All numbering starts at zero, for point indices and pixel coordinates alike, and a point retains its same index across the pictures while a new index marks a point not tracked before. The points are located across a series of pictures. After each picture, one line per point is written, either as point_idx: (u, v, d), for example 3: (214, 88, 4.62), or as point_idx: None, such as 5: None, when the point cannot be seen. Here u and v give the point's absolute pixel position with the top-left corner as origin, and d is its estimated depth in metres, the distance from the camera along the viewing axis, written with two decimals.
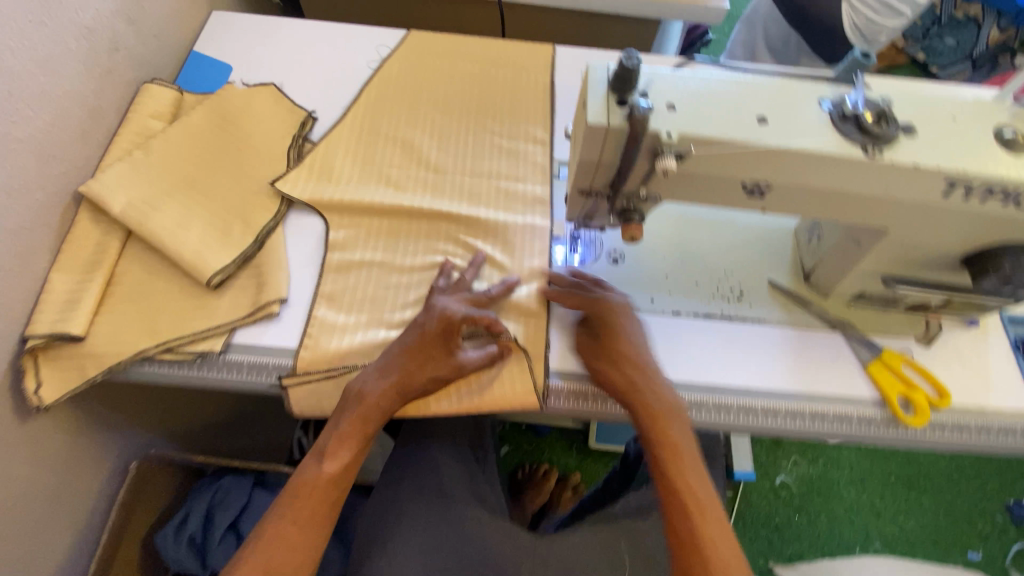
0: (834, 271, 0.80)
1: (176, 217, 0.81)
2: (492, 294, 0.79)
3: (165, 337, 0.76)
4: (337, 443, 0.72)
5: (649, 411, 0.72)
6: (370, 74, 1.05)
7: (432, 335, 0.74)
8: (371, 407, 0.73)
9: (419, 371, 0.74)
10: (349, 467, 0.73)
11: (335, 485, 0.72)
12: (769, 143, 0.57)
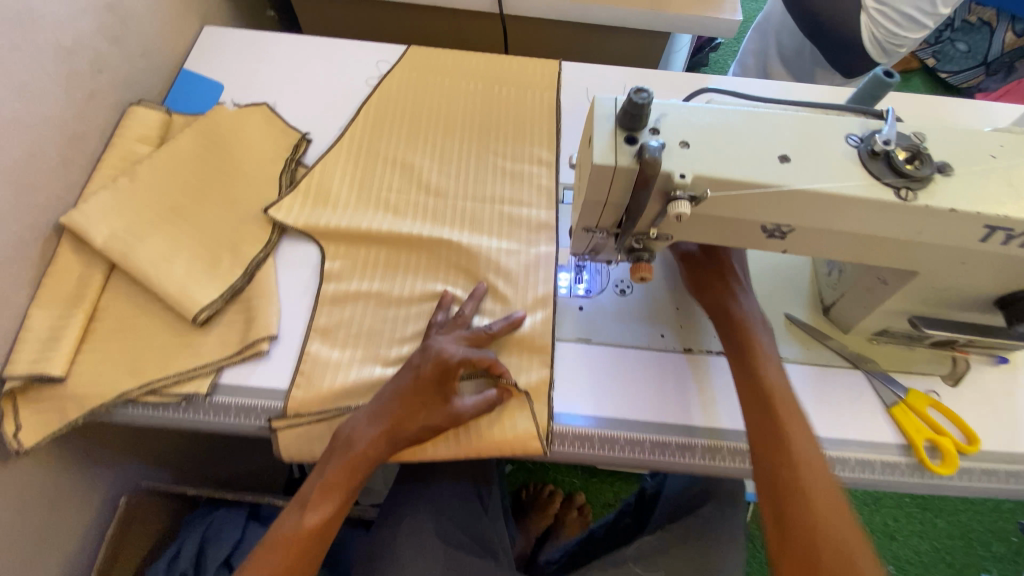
0: (855, 308, 0.75)
1: (162, 249, 0.78)
2: (493, 330, 0.74)
3: (150, 378, 0.72)
4: (320, 495, 0.69)
5: (769, 396, 0.66)
6: (368, 93, 1.00)
7: (428, 379, 0.69)
8: (360, 457, 0.68)
9: (412, 419, 0.69)
10: (331, 519, 0.69)
11: (317, 539, 0.68)
12: (794, 185, 0.52)
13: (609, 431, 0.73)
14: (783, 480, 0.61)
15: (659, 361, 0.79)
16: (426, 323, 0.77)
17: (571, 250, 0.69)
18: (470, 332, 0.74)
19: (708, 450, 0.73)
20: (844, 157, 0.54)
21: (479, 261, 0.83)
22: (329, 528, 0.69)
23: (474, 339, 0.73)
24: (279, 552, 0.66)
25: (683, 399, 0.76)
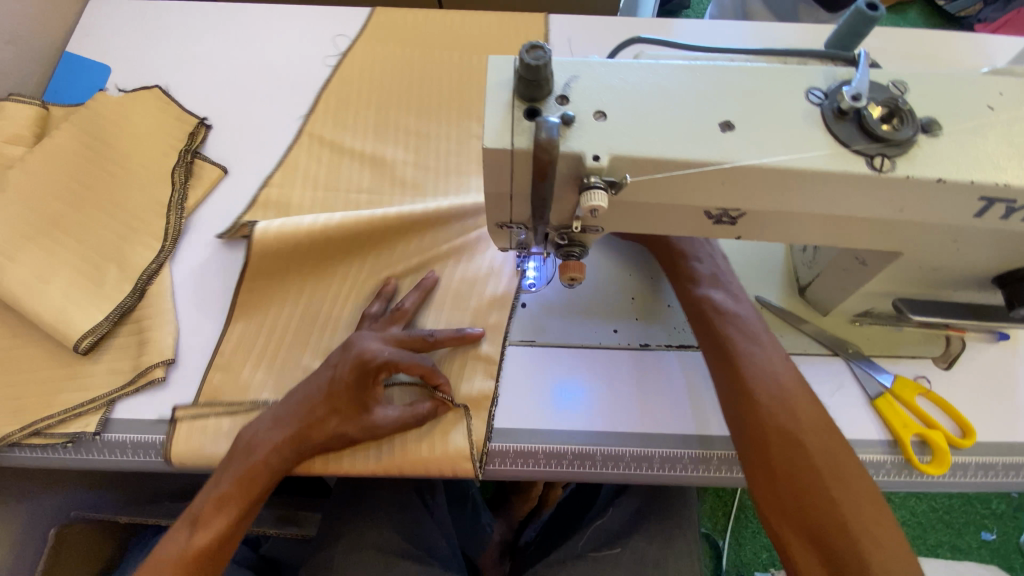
0: (832, 290, 0.66)
1: (35, 267, 0.67)
2: (435, 336, 0.64)
3: (33, 418, 0.63)
4: (212, 510, 0.59)
5: (783, 410, 0.56)
6: (329, 75, 0.87)
7: (344, 385, 0.60)
8: (260, 466, 0.59)
9: (324, 426, 0.61)
10: (229, 537, 0.60)
11: (208, 561, 0.58)
12: (740, 161, 0.41)
13: (558, 445, 0.64)
14: (814, 510, 0.52)
15: (613, 359, 0.70)
16: (361, 314, 0.68)
17: (496, 246, 0.58)
18: (409, 333, 0.64)
19: (668, 460, 0.64)
20: (806, 120, 0.43)
21: (406, 258, 0.73)
22: (225, 549, 0.60)
23: (410, 343, 0.63)
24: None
25: (638, 402, 0.67)
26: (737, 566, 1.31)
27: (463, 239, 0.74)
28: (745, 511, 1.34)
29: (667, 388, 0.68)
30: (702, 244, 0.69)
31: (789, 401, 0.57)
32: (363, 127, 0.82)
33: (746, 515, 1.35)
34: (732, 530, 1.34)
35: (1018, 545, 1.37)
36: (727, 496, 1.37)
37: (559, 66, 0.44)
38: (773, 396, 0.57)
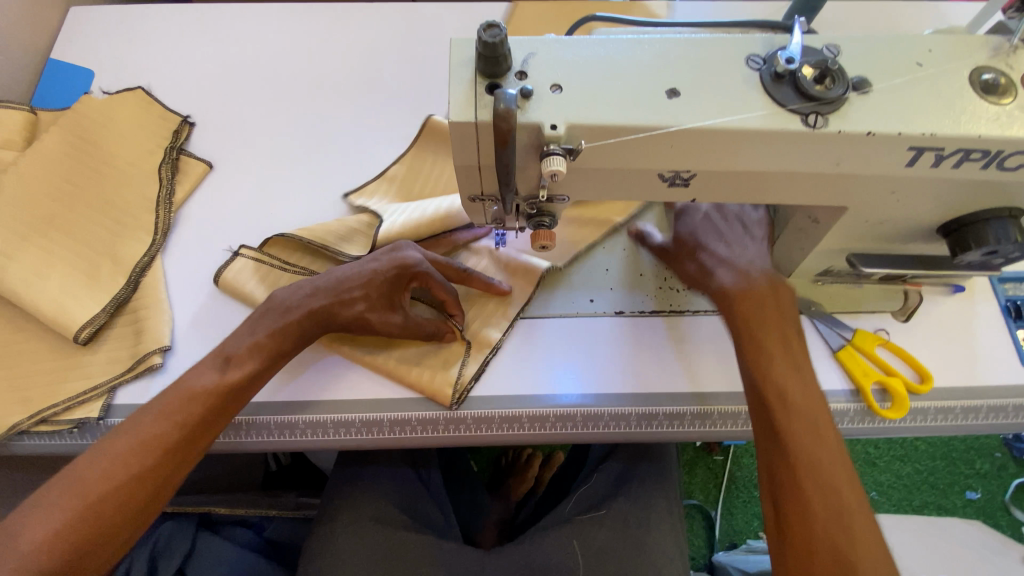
0: (792, 251, 0.69)
1: (31, 264, 0.70)
2: (469, 273, 0.72)
3: (38, 407, 0.66)
4: (246, 353, 0.61)
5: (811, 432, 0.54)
6: (333, 63, 0.90)
7: (380, 273, 0.66)
8: (296, 322, 0.63)
9: (353, 308, 0.65)
10: (248, 388, 0.61)
11: (234, 400, 0.60)
12: (685, 124, 0.45)
13: (540, 409, 0.68)
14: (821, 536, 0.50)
15: (590, 326, 0.73)
16: None
17: (474, 222, 0.62)
18: (449, 261, 0.72)
19: (645, 418, 0.68)
20: (745, 84, 0.46)
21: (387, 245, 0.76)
22: (247, 393, 0.61)
23: (445, 265, 0.71)
24: (187, 406, 0.57)
25: (615, 365, 0.71)
26: (730, 535, 1.35)
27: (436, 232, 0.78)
28: (735, 482, 1.39)
29: (641, 349, 0.72)
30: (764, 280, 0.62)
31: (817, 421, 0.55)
32: (343, 118, 0.85)
33: (736, 486, 1.39)
34: (724, 500, 1.38)
35: (1000, 503, 1.42)
36: (717, 469, 1.41)
37: (517, 44, 0.47)
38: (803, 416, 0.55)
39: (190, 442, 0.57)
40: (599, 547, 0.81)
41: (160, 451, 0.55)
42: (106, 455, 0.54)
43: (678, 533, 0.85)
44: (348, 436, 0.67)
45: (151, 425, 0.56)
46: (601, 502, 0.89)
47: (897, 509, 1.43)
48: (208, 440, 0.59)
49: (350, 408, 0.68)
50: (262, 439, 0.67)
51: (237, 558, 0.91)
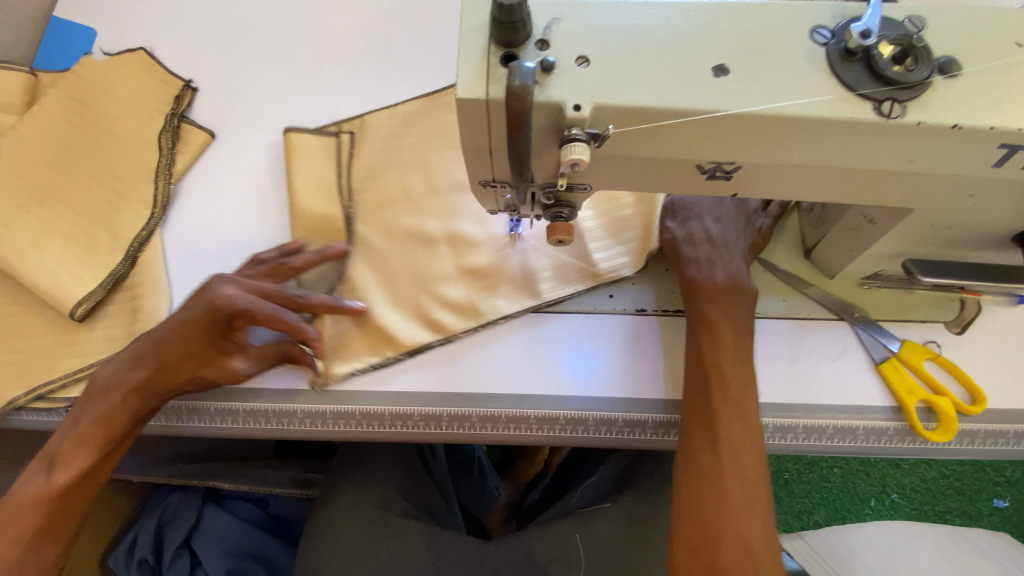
0: (838, 251, 0.63)
1: (30, 236, 0.68)
2: (308, 301, 0.64)
3: (36, 383, 0.65)
4: (72, 448, 0.60)
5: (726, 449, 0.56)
6: (349, 27, 0.83)
7: (201, 326, 0.60)
8: (121, 404, 0.61)
9: (180, 373, 0.61)
10: (92, 471, 0.62)
11: (68, 498, 0.61)
12: (733, 109, 0.38)
13: (549, 410, 0.64)
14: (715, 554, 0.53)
15: (606, 324, 0.68)
16: (254, 258, 0.67)
17: (485, 208, 0.56)
18: (279, 289, 0.63)
19: (664, 425, 0.64)
20: (808, 64, 0.40)
21: (393, 232, 0.71)
22: (88, 485, 0.62)
23: (274, 299, 0.62)
24: (20, 515, 0.59)
25: (631, 368, 0.66)
26: None
27: (444, 221, 0.71)
28: None
29: (648, 355, 0.67)
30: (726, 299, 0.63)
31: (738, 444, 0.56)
32: (354, 87, 0.79)
33: None
34: None
35: None
36: None
37: (540, 8, 0.40)
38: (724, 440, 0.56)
39: (37, 541, 0.60)
40: (601, 540, 0.77)
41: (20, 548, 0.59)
42: None
43: None
44: (348, 428, 0.64)
45: None
46: (603, 497, 0.86)
47: (919, 513, 1.37)
48: (57, 537, 0.62)
49: (353, 398, 0.65)
50: (261, 427, 0.65)
51: (240, 532, 0.92)
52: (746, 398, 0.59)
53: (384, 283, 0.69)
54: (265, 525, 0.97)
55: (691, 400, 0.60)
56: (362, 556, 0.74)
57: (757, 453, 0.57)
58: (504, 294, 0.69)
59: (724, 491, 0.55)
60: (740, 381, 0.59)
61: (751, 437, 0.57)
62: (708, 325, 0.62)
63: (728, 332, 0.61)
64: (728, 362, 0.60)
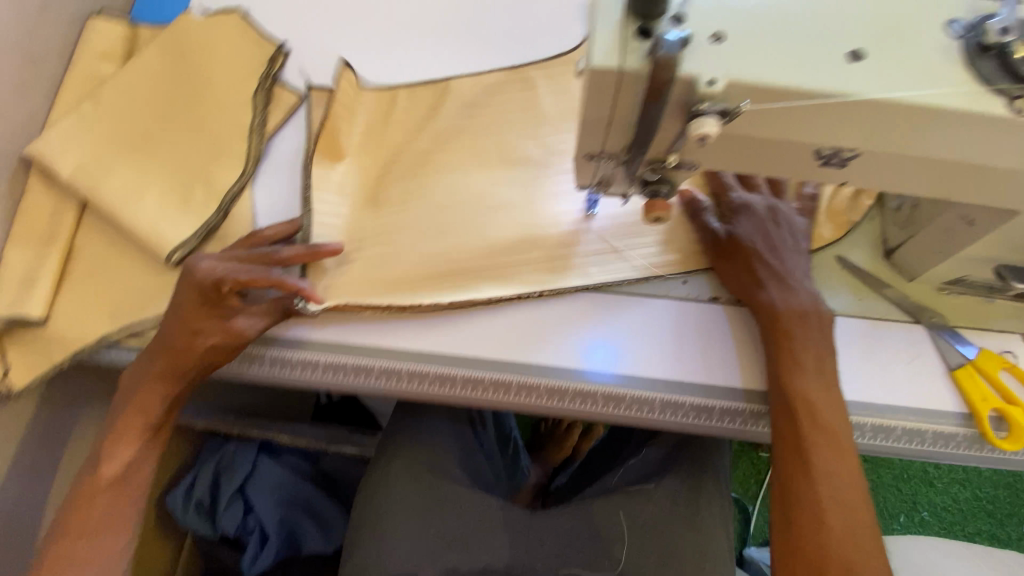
0: (925, 252, 0.63)
1: (130, 182, 0.72)
2: (285, 253, 0.66)
3: (128, 322, 0.69)
4: (115, 440, 0.65)
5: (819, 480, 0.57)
6: None
7: (204, 295, 0.63)
8: (149, 396, 0.65)
9: (187, 351, 0.64)
10: (138, 459, 0.66)
11: (116, 490, 0.65)
12: (866, 95, 0.39)
13: (617, 388, 0.65)
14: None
15: (681, 312, 0.69)
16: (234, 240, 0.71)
17: (576, 183, 0.57)
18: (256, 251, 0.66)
19: (729, 412, 0.65)
20: (940, 57, 0.40)
21: (473, 203, 0.72)
22: (132, 477, 0.66)
23: (257, 260, 0.65)
24: (86, 509, 0.64)
25: (704, 357, 0.66)
26: (764, 532, 1.32)
27: (525, 195, 0.72)
28: None
29: (716, 344, 0.67)
30: (816, 328, 0.62)
31: (832, 473, 0.57)
32: (439, 58, 0.80)
33: None
34: (763, 497, 1.34)
35: None
36: (762, 466, 1.36)
37: None
38: (821, 472, 0.57)
39: (94, 531, 0.64)
40: (645, 520, 0.79)
41: (98, 536, 0.64)
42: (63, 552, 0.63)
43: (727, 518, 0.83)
44: (423, 387, 0.67)
45: (80, 542, 0.63)
46: (648, 476, 0.86)
47: (947, 533, 1.35)
48: (110, 526, 0.65)
49: (428, 358, 0.67)
50: (339, 379, 0.67)
51: (292, 485, 0.95)
52: (838, 425, 0.59)
53: (460, 252, 0.70)
54: (315, 479, 1.00)
55: (779, 431, 0.60)
56: (418, 513, 0.76)
57: (855, 481, 0.58)
58: (580, 271, 0.69)
59: (824, 518, 0.56)
60: (827, 410, 0.59)
61: (846, 464, 0.58)
62: (789, 354, 0.61)
63: (811, 359, 0.61)
64: (814, 392, 0.60)
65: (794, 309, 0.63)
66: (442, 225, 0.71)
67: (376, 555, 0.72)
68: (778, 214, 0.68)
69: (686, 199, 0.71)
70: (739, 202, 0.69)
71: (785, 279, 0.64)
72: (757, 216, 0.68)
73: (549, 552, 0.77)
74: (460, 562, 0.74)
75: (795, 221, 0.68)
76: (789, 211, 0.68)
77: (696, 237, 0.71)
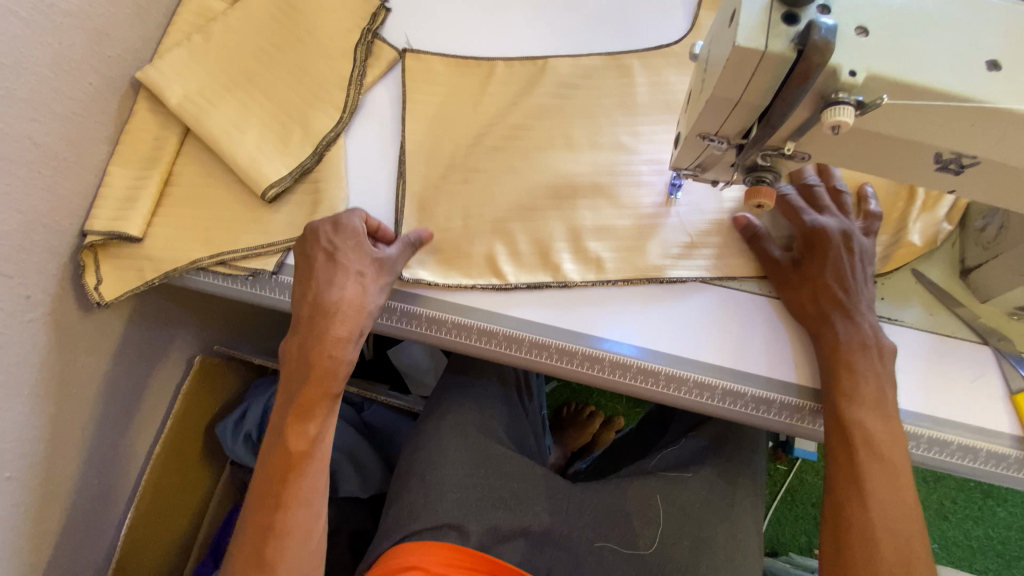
0: (1006, 275, 0.64)
1: (233, 117, 0.75)
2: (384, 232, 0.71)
3: (219, 250, 0.72)
4: (300, 414, 0.62)
5: (875, 510, 0.57)
6: None
7: (362, 237, 0.66)
8: (327, 363, 0.62)
9: (360, 306, 0.64)
10: (325, 430, 0.64)
11: (310, 463, 0.62)
12: (1002, 104, 0.40)
13: (678, 369, 0.67)
14: None
15: (752, 303, 0.70)
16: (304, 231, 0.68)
17: (675, 162, 0.59)
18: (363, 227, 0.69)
19: (791, 407, 0.66)
20: None
21: (556, 175, 0.74)
22: (320, 451, 0.63)
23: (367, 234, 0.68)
24: (280, 486, 0.61)
25: (770, 350, 0.68)
26: (773, 543, 1.32)
27: (609, 174, 0.74)
28: (792, 495, 1.33)
29: (776, 342, 0.68)
30: (875, 361, 0.62)
31: (891, 503, 0.58)
32: (534, 31, 0.81)
33: (793, 497, 1.33)
34: (776, 508, 1.33)
35: None
36: (778, 476, 1.35)
37: None
38: (876, 504, 0.57)
39: (296, 504, 0.61)
40: (682, 505, 0.80)
41: (297, 512, 0.61)
42: (259, 529, 0.61)
43: (759, 515, 0.85)
44: (489, 346, 0.69)
45: (290, 516, 0.61)
46: (684, 466, 0.87)
47: (954, 567, 1.34)
48: (307, 498, 0.62)
49: (496, 319, 0.69)
50: (411, 328, 0.70)
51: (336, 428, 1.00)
52: (895, 453, 0.59)
53: (540, 222, 0.73)
54: (358, 427, 1.05)
55: (832, 453, 0.61)
56: (464, 471, 0.79)
57: (910, 509, 0.58)
58: (659, 253, 0.71)
59: (877, 550, 0.56)
60: (888, 440, 0.59)
61: (901, 492, 0.58)
62: (848, 385, 0.61)
63: (872, 393, 0.61)
64: (871, 421, 0.60)
65: (844, 334, 0.63)
66: (523, 194, 0.73)
67: (423, 501, 0.75)
68: (852, 239, 0.67)
69: (743, 223, 0.70)
70: (814, 226, 0.67)
71: (855, 310, 0.64)
72: (832, 243, 0.66)
73: (585, 523, 0.79)
74: (503, 520, 0.76)
75: (863, 245, 0.67)
76: (857, 235, 0.68)
77: (755, 261, 0.71)
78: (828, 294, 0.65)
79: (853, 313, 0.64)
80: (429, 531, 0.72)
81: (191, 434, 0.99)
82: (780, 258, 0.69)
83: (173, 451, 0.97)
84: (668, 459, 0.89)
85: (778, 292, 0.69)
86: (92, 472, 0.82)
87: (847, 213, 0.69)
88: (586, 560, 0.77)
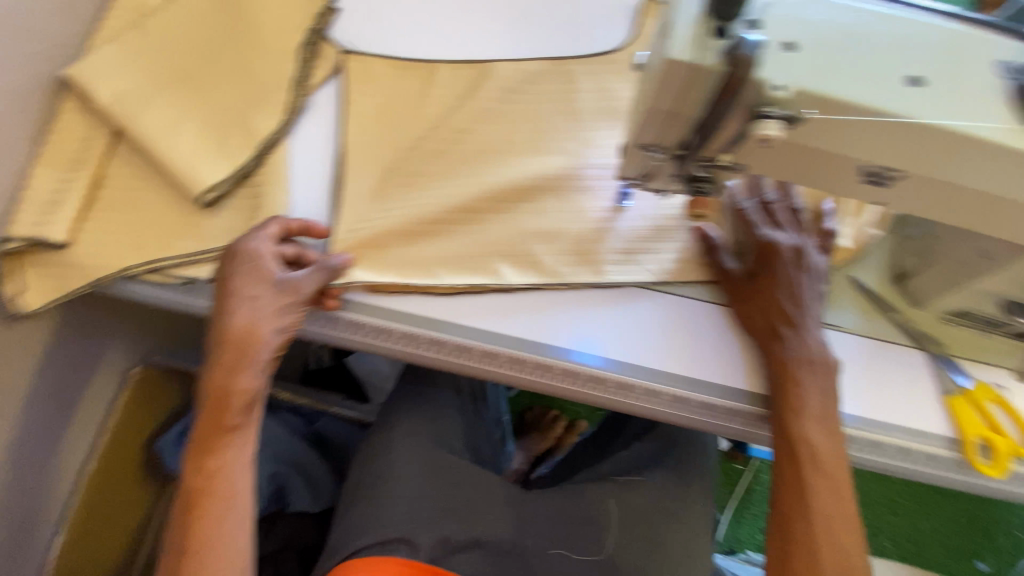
0: (936, 281, 0.67)
1: (167, 118, 0.71)
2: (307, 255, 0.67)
3: (151, 257, 0.68)
4: (201, 449, 0.61)
5: (816, 521, 0.58)
6: None
7: (261, 261, 0.63)
8: (219, 391, 0.61)
9: (251, 331, 0.62)
10: (229, 463, 0.62)
11: (212, 499, 0.60)
12: (921, 119, 0.42)
13: (628, 378, 0.66)
14: None
15: (704, 312, 0.71)
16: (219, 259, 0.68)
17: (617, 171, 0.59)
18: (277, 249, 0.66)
19: (737, 414, 0.67)
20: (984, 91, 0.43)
21: (506, 181, 0.73)
22: (224, 486, 0.61)
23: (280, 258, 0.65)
24: (185, 528, 0.59)
25: (721, 359, 0.68)
26: (731, 542, 1.34)
27: (559, 181, 0.74)
28: (749, 493, 1.36)
29: (725, 352, 0.69)
30: (820, 371, 0.63)
31: (832, 514, 0.59)
32: (485, 34, 0.81)
33: (751, 496, 1.36)
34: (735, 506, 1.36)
35: None
36: (735, 476, 1.38)
37: None
38: (819, 515, 0.59)
39: (203, 547, 0.58)
40: (635, 510, 0.81)
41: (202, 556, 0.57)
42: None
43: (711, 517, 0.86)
44: (440, 356, 0.68)
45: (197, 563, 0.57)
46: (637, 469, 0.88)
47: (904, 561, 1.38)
48: (212, 538, 0.58)
49: (447, 328, 0.68)
50: (358, 337, 0.69)
51: (286, 438, 0.98)
52: (837, 466, 0.60)
53: (490, 228, 0.72)
54: (306, 437, 1.03)
55: (780, 470, 0.62)
56: (421, 487, 0.77)
57: (850, 520, 0.59)
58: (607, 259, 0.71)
59: (818, 560, 0.57)
60: (832, 453, 0.61)
61: (841, 500, 0.59)
62: (795, 399, 0.62)
63: (816, 408, 0.61)
64: (815, 433, 0.61)
65: (794, 345, 0.64)
66: (471, 198, 0.72)
67: (375, 517, 0.73)
68: (803, 256, 0.67)
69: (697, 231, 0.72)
70: (767, 240, 0.67)
71: (801, 324, 0.65)
72: (784, 259, 0.67)
73: (541, 532, 0.78)
74: (456, 532, 0.74)
75: (816, 262, 0.68)
76: (811, 252, 0.68)
77: (710, 267, 0.72)
78: (777, 303, 0.66)
79: (803, 321, 0.65)
80: (380, 547, 0.70)
81: (129, 450, 0.94)
82: (733, 269, 0.70)
83: (109, 469, 0.91)
84: (623, 462, 0.89)
85: (731, 300, 0.70)
86: (15, 493, 0.77)
87: (806, 230, 0.70)
88: (539, 566, 0.75)
